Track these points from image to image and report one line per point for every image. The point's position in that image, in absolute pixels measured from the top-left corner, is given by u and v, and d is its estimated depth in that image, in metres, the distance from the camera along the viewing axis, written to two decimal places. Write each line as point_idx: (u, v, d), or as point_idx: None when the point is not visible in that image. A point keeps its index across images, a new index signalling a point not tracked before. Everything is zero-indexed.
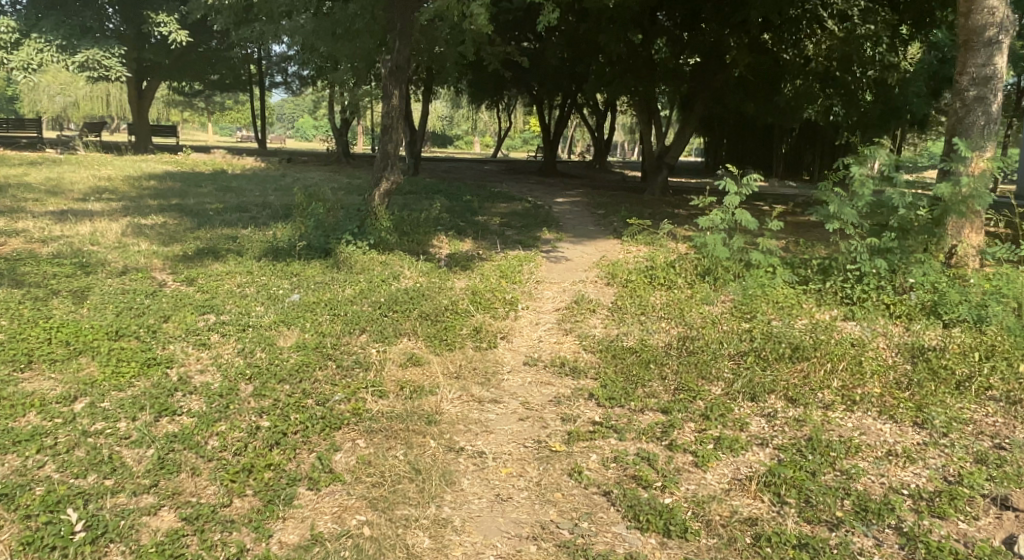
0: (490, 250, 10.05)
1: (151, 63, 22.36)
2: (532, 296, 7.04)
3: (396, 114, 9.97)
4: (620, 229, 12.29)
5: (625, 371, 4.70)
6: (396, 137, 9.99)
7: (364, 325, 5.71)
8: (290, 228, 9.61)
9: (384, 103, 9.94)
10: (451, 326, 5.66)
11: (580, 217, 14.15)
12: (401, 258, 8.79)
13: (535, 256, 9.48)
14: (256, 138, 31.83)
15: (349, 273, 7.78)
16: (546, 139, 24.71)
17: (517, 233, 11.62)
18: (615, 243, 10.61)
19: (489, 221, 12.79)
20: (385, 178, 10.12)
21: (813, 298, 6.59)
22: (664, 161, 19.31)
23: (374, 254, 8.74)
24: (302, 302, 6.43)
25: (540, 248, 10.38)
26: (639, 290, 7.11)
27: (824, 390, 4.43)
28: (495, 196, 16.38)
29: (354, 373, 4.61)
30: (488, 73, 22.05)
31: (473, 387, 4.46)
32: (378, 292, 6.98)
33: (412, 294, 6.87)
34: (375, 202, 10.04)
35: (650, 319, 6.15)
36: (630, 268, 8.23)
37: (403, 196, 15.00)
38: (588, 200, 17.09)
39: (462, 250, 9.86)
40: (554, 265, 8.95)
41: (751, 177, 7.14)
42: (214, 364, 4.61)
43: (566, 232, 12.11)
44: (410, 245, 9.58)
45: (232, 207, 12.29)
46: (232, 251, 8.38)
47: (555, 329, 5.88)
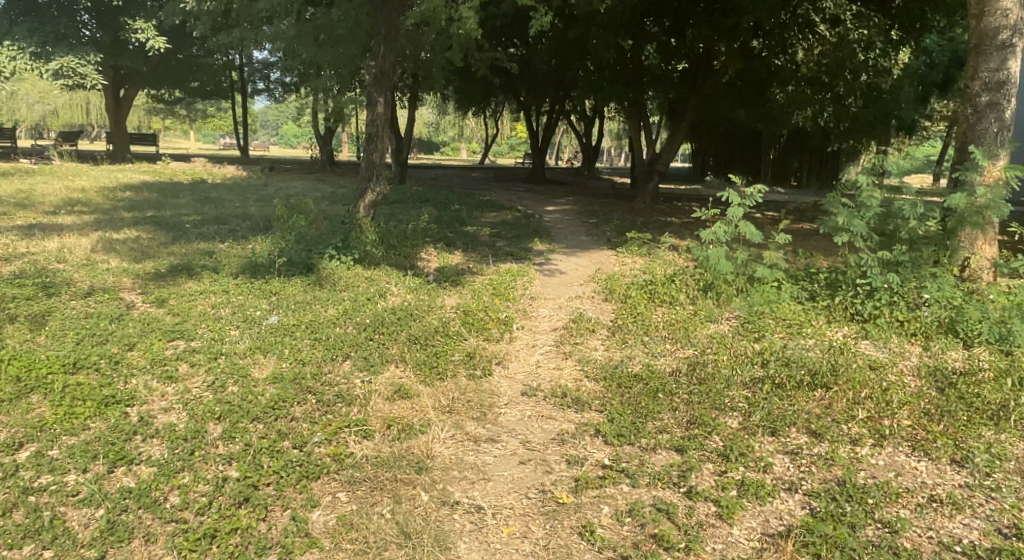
0: (481, 263, 9.67)
1: (129, 71, 21.83)
2: (527, 315, 6.66)
3: (381, 123, 9.56)
4: (614, 240, 11.96)
5: (633, 403, 4.31)
6: (382, 147, 9.58)
7: (347, 351, 5.29)
8: (270, 242, 9.18)
9: (369, 111, 9.54)
10: (441, 352, 5.26)
11: (571, 226, 13.82)
12: (387, 273, 8.39)
13: (528, 269, 9.11)
14: (238, 146, 31.26)
15: (333, 291, 7.36)
16: (534, 146, 24.38)
17: (508, 244, 11.26)
18: (610, 255, 10.25)
19: (479, 232, 12.41)
20: (370, 189, 9.70)
21: (822, 315, 6.26)
22: (654, 168, 19.01)
23: (358, 269, 8.32)
24: (281, 325, 6.00)
25: (533, 260, 10.01)
26: (639, 307, 6.75)
27: (850, 422, 4.07)
28: (483, 205, 16.00)
29: (337, 409, 4.20)
30: (475, 80, 21.71)
31: (467, 423, 4.06)
32: (363, 312, 6.56)
33: (399, 314, 6.46)
34: (359, 214, 9.61)
35: (653, 340, 5.79)
36: (627, 282, 7.87)
37: (390, 206, 14.61)
38: (578, 208, 16.76)
39: (451, 263, 9.48)
40: (548, 279, 8.58)
41: (755, 187, 6.80)
42: (180, 401, 4.18)
43: (558, 243, 11.76)
44: (397, 259, 9.17)
45: (211, 219, 11.83)
46: (208, 268, 7.94)
47: (553, 353, 5.50)
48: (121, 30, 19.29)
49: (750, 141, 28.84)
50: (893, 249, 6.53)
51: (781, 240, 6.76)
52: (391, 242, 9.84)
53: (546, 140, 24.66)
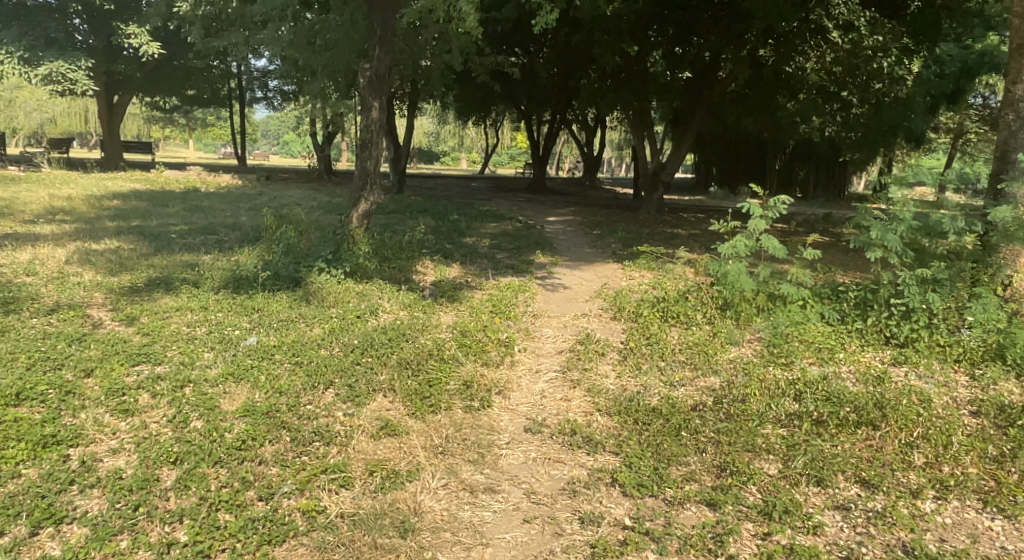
0: (480, 276, 9.16)
1: (123, 77, 21.38)
2: (530, 336, 6.11)
3: (375, 128, 9.03)
4: (619, 252, 11.45)
5: (655, 444, 3.78)
6: (377, 153, 9.05)
7: (331, 379, 4.73)
8: (257, 254, 8.65)
9: (363, 116, 9.02)
10: (436, 379, 4.71)
11: (574, 237, 13.33)
12: (382, 288, 7.87)
13: (530, 283, 8.60)
14: (235, 154, 30.77)
15: (320, 307, 6.83)
16: (535, 155, 23.90)
17: (508, 256, 10.76)
18: (616, 269, 9.72)
19: (478, 243, 11.90)
20: (363, 199, 9.15)
21: (853, 339, 5.75)
22: (659, 179, 18.51)
23: (351, 284, 7.80)
24: (260, 346, 5.45)
25: (534, 273, 9.49)
26: (653, 327, 6.21)
27: (906, 469, 3.57)
28: (483, 216, 15.52)
29: (313, 450, 3.66)
30: (476, 86, 21.25)
31: (463, 468, 3.54)
32: (352, 331, 6.02)
33: (391, 333, 5.92)
34: (352, 224, 9.04)
35: (670, 366, 5.24)
36: (637, 299, 7.33)
37: (386, 216, 14.11)
38: (581, 219, 16.25)
39: (449, 276, 8.96)
40: (552, 295, 8.04)
41: (778, 199, 6.27)
42: (132, 440, 3.63)
43: (562, 255, 11.25)
44: (391, 273, 8.65)
45: (198, 228, 11.32)
46: (187, 282, 7.40)
47: (559, 380, 4.96)
48: (114, 35, 18.84)
49: (755, 151, 28.45)
50: (929, 266, 6.03)
51: (808, 255, 6.23)
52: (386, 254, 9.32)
53: (548, 149, 24.21)
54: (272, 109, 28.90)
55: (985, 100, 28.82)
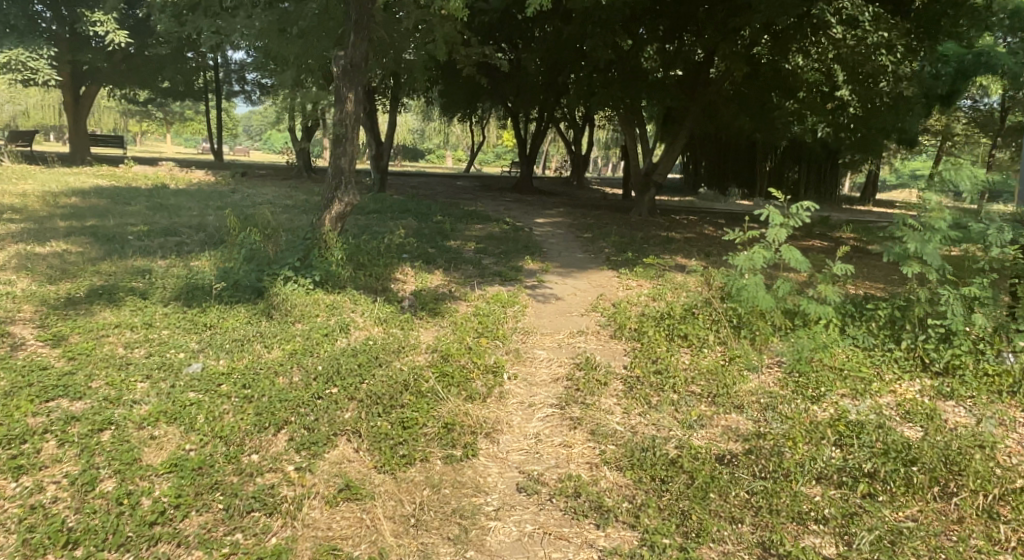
0: (465, 284, 8.44)
1: (91, 67, 20.34)
2: (522, 360, 5.38)
3: (351, 122, 8.22)
4: (613, 258, 10.76)
5: (680, 511, 3.10)
6: (352, 150, 8.25)
7: (285, 420, 3.95)
8: (217, 258, 7.84)
9: (338, 108, 8.18)
10: (412, 421, 3.94)
11: (564, 241, 12.63)
12: (356, 299, 7.13)
13: (519, 294, 7.89)
14: (212, 149, 29.71)
15: (283, 322, 6.06)
16: (522, 154, 23.16)
17: (495, 262, 10.03)
18: (612, 279, 9.01)
19: (463, 247, 11.18)
20: (337, 200, 8.31)
21: (887, 366, 5.13)
22: (652, 179, 17.83)
23: (321, 295, 7.03)
24: (205, 373, 4.65)
25: (523, 281, 8.80)
26: (660, 349, 5.50)
27: (996, 550, 2.95)
28: (468, 216, 14.79)
29: (251, 524, 2.95)
30: (462, 81, 20.44)
31: (442, 549, 2.87)
32: (317, 355, 5.22)
33: (361, 356, 5.16)
34: (324, 227, 8.21)
35: (685, 399, 4.53)
36: (641, 314, 6.61)
37: (366, 217, 13.34)
38: (571, 221, 15.56)
39: (431, 285, 8.24)
40: (544, 309, 7.30)
41: (801, 206, 5.59)
42: (15, 515, 2.93)
43: (552, 261, 10.54)
44: (367, 281, 7.90)
45: (158, 229, 10.46)
46: (134, 293, 6.59)
47: (556, 418, 4.22)
48: (79, 23, 17.83)
49: (745, 151, 27.98)
50: (969, 283, 5.39)
51: (836, 269, 5.52)
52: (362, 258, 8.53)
53: (535, 147, 23.48)
54: (249, 103, 27.91)
55: (974, 103, 28.55)
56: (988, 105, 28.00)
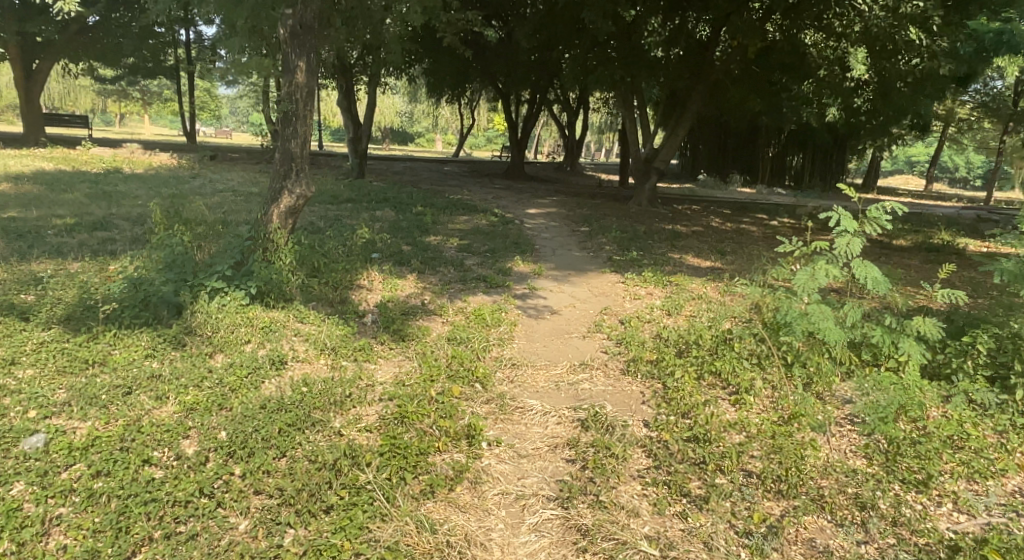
0: (442, 292, 7.11)
1: (43, 39, 18.66)
2: (509, 414, 3.99)
3: (303, 96, 6.75)
4: (615, 258, 9.46)
5: None
6: (304, 130, 6.77)
7: (139, 544, 2.70)
8: (135, 261, 6.43)
9: (286, 78, 6.71)
10: (336, 549, 2.69)
11: (559, 236, 11.31)
12: (305, 316, 5.76)
13: (506, 306, 6.60)
14: (185, 129, 28.09)
15: (197, 352, 4.68)
16: (513, 137, 21.70)
17: (480, 263, 8.69)
18: (615, 286, 7.68)
19: (444, 243, 9.84)
20: (287, 191, 6.80)
21: (1004, 423, 3.82)
22: (653, 166, 16.41)
23: (261, 313, 5.63)
24: (50, 449, 3.27)
25: (512, 288, 7.49)
26: (693, 398, 4.12)
27: None
28: (452, 207, 13.40)
29: None
30: (448, 57, 18.95)
31: None
32: (224, 413, 3.79)
33: (285, 413, 3.76)
34: (271, 224, 6.75)
35: (741, 488, 3.20)
36: (661, 343, 5.26)
37: (337, 209, 11.97)
38: (566, 212, 14.24)
39: (401, 295, 6.90)
40: (537, 330, 5.94)
41: (881, 207, 4.19)
42: None
43: (545, 261, 9.24)
44: (322, 291, 6.51)
45: (88, 222, 9.01)
46: (12, 310, 5.19)
47: (558, 531, 2.93)
48: None
49: (746, 135, 26.63)
50: None
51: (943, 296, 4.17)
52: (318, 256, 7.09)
53: (526, 131, 21.97)
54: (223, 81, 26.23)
55: (985, 86, 27.33)
56: (996, 89, 26.91)
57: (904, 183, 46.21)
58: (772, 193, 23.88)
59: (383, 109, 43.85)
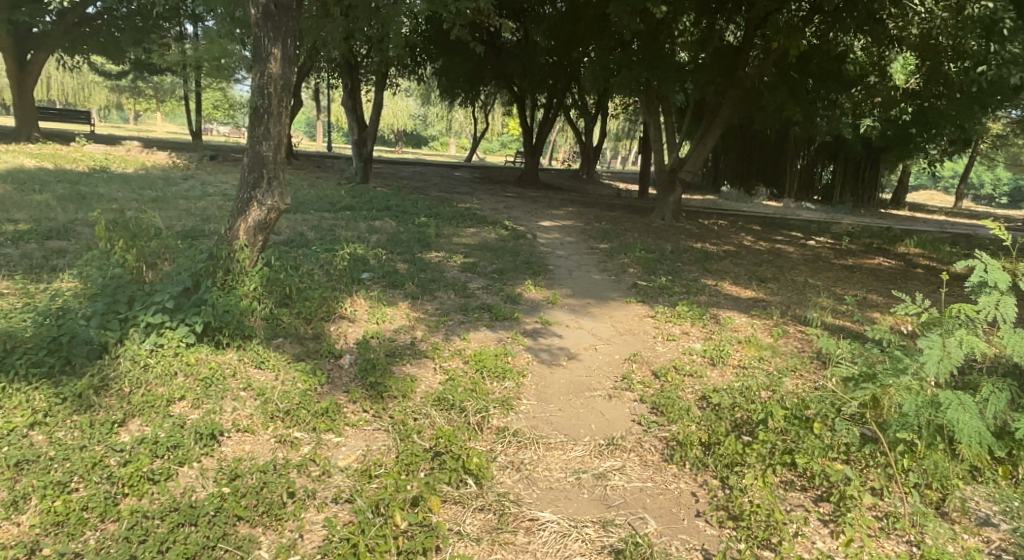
0: (438, 326, 6.00)
1: (38, 29, 17.78)
2: (511, 534, 2.95)
3: (277, 89, 5.62)
4: (640, 284, 8.31)
5: None
6: (277, 132, 5.66)
7: None
8: (69, 284, 5.39)
9: (257, 67, 5.57)
10: None
11: (576, 253, 10.22)
12: (266, 360, 4.64)
13: (514, 349, 5.49)
14: (191, 127, 27.21)
15: (105, 418, 3.57)
16: (528, 142, 20.54)
17: (486, 287, 7.60)
18: (644, 323, 6.54)
19: (447, 260, 8.76)
20: (255, 202, 5.66)
21: None
22: (679, 177, 15.19)
23: (209, 358, 4.51)
24: None
25: (522, 320, 6.40)
26: (767, 519, 3.01)
27: None
28: (460, 218, 12.29)
29: None
30: (462, 57, 17.92)
31: None
32: (103, 530, 2.76)
33: (183, 534, 2.73)
34: (235, 241, 5.62)
35: None
36: (714, 419, 4.07)
37: (333, 218, 10.94)
38: (584, 225, 13.14)
39: (389, 330, 5.78)
40: (551, 385, 4.80)
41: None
42: None
43: (561, 285, 8.14)
44: (291, 324, 5.39)
45: (45, 227, 7.97)
46: None
47: None
48: None
49: (773, 146, 25.49)
50: None
51: None
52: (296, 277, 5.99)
53: (542, 137, 20.79)
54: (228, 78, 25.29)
55: None
56: None
57: (930, 199, 44.79)
58: (801, 207, 22.67)
59: (396, 111, 43.02)
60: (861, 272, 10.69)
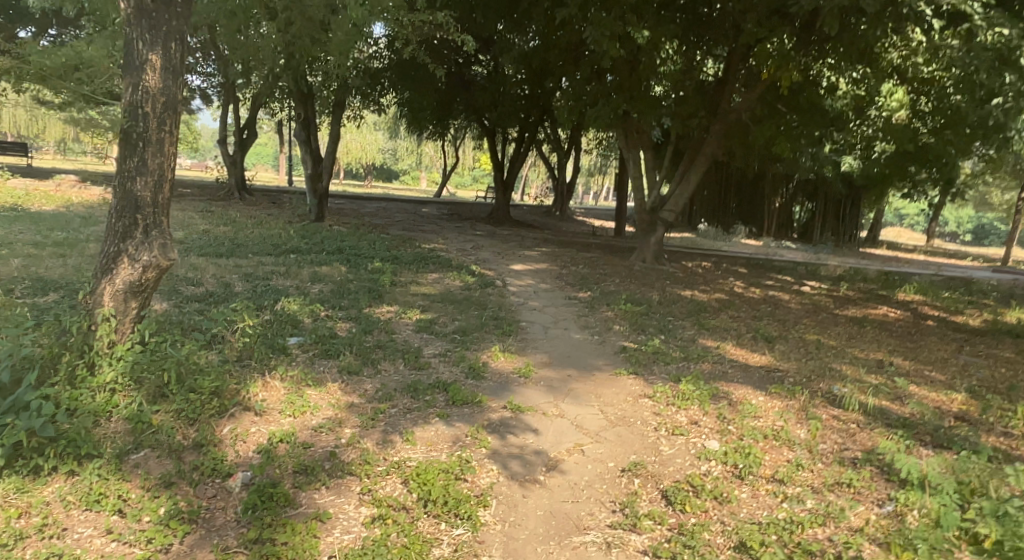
0: (375, 416, 4.57)
1: None
2: None
3: (157, 109, 4.21)
4: (629, 347, 6.96)
5: None
6: (155, 169, 4.26)
7: None
8: None
9: (129, 80, 4.18)
10: None
11: (552, 305, 8.89)
12: (102, 496, 3.34)
13: (475, 456, 4.08)
14: None
15: None
16: (499, 178, 19.28)
17: (443, 353, 6.20)
18: (641, 407, 5.18)
19: (399, 316, 7.35)
20: (125, 258, 4.25)
21: None
22: (660, 216, 13.94)
23: (11, 501, 3.25)
24: None
25: (487, 405, 4.98)
26: None
27: None
28: (421, 261, 10.91)
29: None
30: (426, 85, 16.67)
31: None
32: None
33: None
34: (97, 312, 4.21)
35: None
36: None
37: (272, 264, 9.50)
38: (560, 269, 11.85)
39: (308, 426, 4.33)
40: (524, 528, 3.41)
41: None
42: None
43: (536, 349, 6.78)
44: (160, 430, 3.89)
45: None
46: None
47: None
48: None
49: (750, 182, 24.67)
50: None
51: None
52: (190, 348, 4.49)
53: (514, 171, 19.57)
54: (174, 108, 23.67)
55: None
56: None
57: (901, 236, 44.66)
58: (781, 247, 21.70)
59: (363, 145, 41.83)
60: (872, 326, 9.50)
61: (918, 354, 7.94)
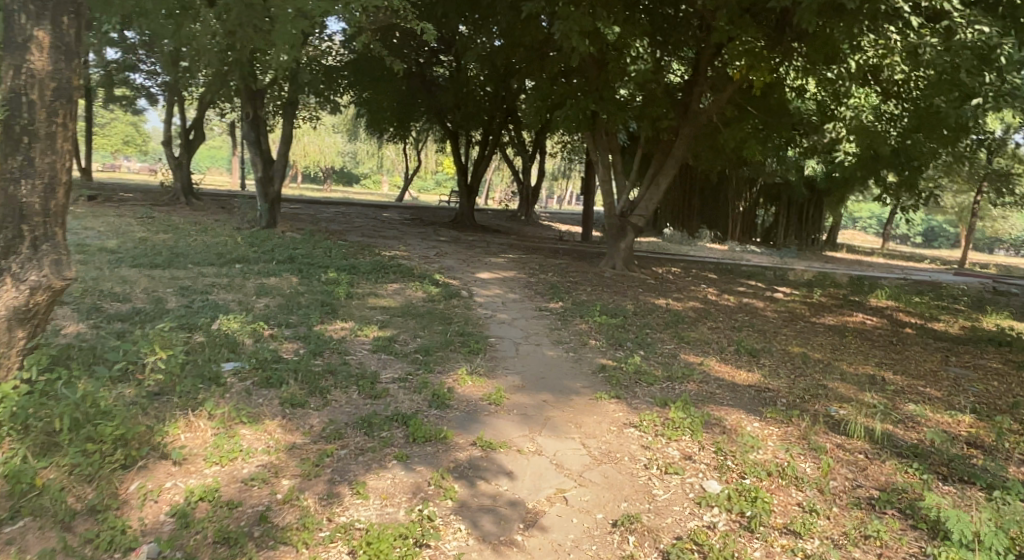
0: (320, 459, 3.88)
1: None
2: None
3: (46, 93, 3.55)
4: (607, 365, 6.38)
5: None
6: (43, 167, 3.59)
7: None
8: None
9: (10, 60, 3.51)
10: None
11: (522, 317, 8.27)
12: None
13: (437, 512, 3.43)
14: None
15: None
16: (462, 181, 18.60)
17: (403, 376, 5.52)
18: (628, 439, 4.58)
19: (354, 333, 6.65)
20: (8, 278, 3.53)
21: None
22: (630, 220, 13.35)
23: None
24: None
25: (453, 441, 4.32)
26: None
27: None
28: (381, 270, 10.20)
29: None
30: (384, 84, 15.94)
31: None
32: None
33: None
34: None
35: None
36: None
37: (215, 276, 8.70)
38: (527, 276, 11.25)
39: (238, 477, 3.60)
40: None
41: None
42: None
43: (506, 369, 6.14)
44: (44, 491, 3.16)
45: None
46: None
47: None
48: None
49: (714, 187, 24.51)
50: None
51: None
52: (92, 385, 3.75)
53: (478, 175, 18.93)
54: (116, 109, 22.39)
55: None
56: None
57: (861, 240, 45.29)
58: (747, 251, 21.51)
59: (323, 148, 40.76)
60: (854, 336, 9.11)
61: (908, 366, 7.53)
